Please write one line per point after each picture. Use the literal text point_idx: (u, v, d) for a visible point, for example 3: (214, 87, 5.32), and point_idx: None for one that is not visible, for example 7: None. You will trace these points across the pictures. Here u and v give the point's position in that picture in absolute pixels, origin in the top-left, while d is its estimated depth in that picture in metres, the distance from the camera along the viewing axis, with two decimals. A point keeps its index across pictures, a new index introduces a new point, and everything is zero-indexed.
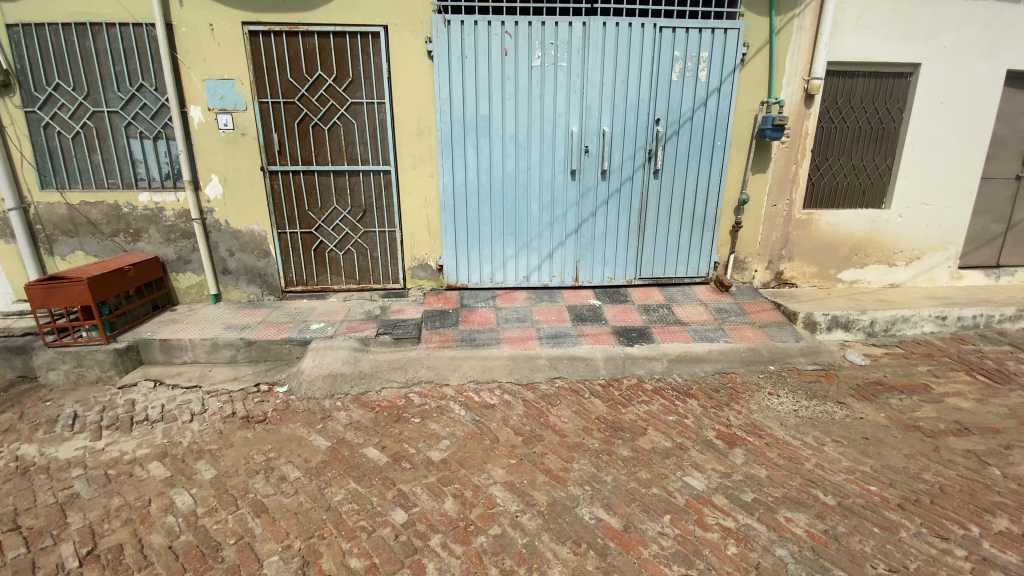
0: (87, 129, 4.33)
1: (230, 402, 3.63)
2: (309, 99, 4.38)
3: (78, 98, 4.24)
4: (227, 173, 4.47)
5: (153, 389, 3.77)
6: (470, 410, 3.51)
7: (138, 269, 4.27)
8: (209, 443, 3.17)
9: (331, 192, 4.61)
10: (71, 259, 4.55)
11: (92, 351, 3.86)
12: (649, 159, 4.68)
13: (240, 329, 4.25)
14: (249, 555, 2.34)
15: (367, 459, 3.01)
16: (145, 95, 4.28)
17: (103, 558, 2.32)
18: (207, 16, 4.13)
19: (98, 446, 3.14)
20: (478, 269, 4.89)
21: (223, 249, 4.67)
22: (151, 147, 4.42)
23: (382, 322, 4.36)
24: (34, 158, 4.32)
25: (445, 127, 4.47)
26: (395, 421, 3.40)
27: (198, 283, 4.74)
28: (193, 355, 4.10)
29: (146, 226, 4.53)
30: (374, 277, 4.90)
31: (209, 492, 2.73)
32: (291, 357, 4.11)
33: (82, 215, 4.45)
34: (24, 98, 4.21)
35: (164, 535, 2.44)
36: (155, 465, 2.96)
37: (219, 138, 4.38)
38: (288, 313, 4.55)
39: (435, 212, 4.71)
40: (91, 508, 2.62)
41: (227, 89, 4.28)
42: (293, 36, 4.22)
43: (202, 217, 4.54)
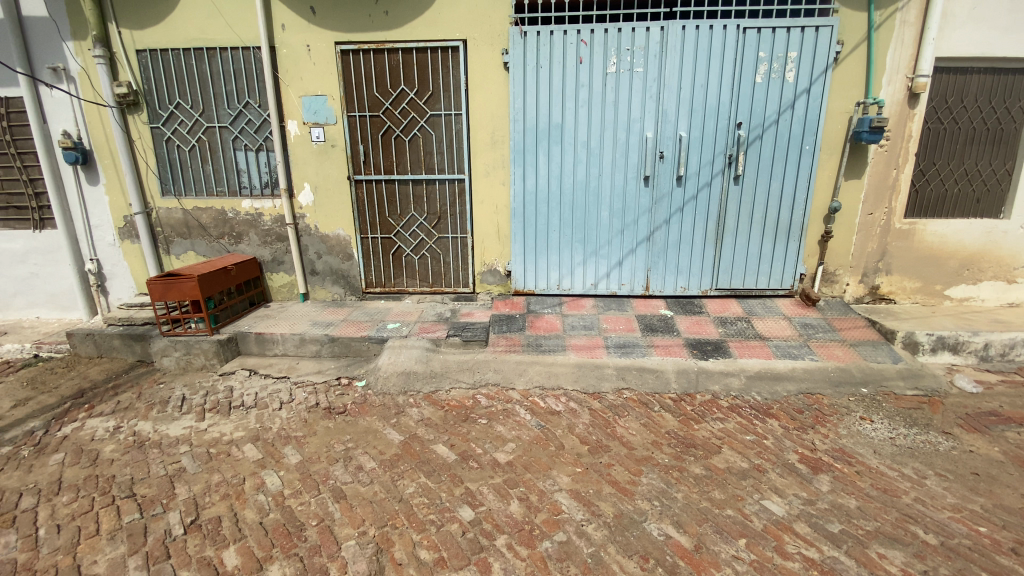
0: (201, 143, 4.84)
1: (314, 392, 3.90)
2: (392, 112, 4.64)
3: (194, 114, 4.76)
4: (317, 181, 4.82)
5: (248, 377, 4.14)
6: (536, 415, 3.52)
7: (239, 268, 4.72)
8: (295, 430, 3.42)
9: (409, 200, 4.85)
10: (184, 258, 5.12)
11: (198, 340, 4.31)
12: (729, 164, 4.50)
13: (325, 326, 4.56)
14: (329, 537, 2.49)
15: (437, 456, 3.11)
16: (250, 111, 4.73)
17: (204, 528, 2.56)
18: (305, 38, 4.50)
19: (201, 427, 3.49)
20: (545, 276, 4.92)
21: (313, 252, 5.04)
22: (254, 158, 4.86)
23: (452, 324, 4.49)
24: (157, 169, 4.91)
25: (518, 136, 4.56)
26: (463, 421, 3.49)
27: (289, 283, 5.14)
28: (283, 348, 4.45)
29: (247, 230, 4.99)
30: (446, 280, 5.08)
31: (295, 476, 2.95)
32: (369, 354, 4.34)
33: (195, 219, 4.99)
34: (150, 116, 4.79)
35: (256, 512, 2.66)
36: (249, 446, 3.24)
37: (312, 149, 4.75)
38: (367, 313, 4.82)
39: (505, 219, 4.81)
40: (194, 481, 2.91)
41: (320, 104, 4.63)
42: (380, 53, 4.51)
43: (295, 222, 4.92)
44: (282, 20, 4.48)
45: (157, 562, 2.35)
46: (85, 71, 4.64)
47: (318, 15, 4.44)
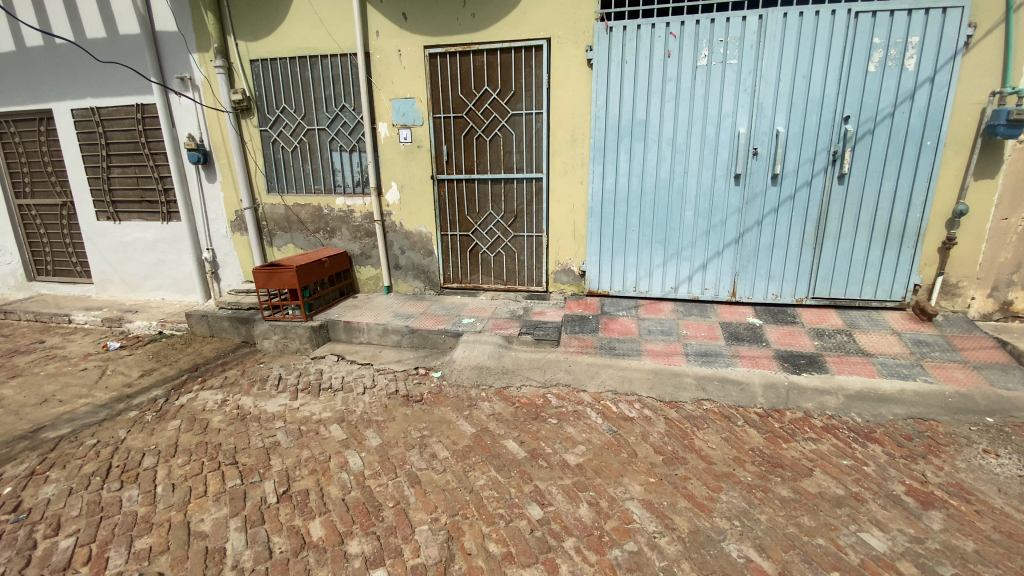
0: (302, 144, 5.25)
1: (394, 380, 4.10)
2: (475, 113, 4.75)
3: (297, 118, 5.17)
4: (403, 180, 5.06)
5: (336, 362, 4.44)
6: (607, 419, 3.45)
7: (332, 261, 5.07)
8: (376, 414, 3.62)
9: (488, 198, 4.94)
10: (285, 250, 5.59)
11: (294, 325, 4.68)
12: (833, 161, 4.13)
13: (405, 318, 4.77)
14: (404, 520, 2.60)
15: (507, 451, 3.15)
16: (346, 114, 5.05)
17: (294, 499, 2.78)
18: (397, 44, 4.72)
19: (294, 405, 3.79)
20: (621, 277, 4.81)
21: (397, 247, 5.29)
22: (348, 158, 5.18)
23: (525, 322, 4.51)
24: (264, 168, 5.38)
25: (599, 133, 4.48)
26: (534, 419, 3.50)
27: (374, 276, 5.44)
28: (368, 337, 4.71)
29: (340, 226, 5.34)
30: (520, 278, 5.11)
31: (375, 457, 3.11)
32: (445, 347, 4.48)
33: (295, 215, 5.42)
34: (260, 119, 5.26)
35: (339, 488, 2.85)
36: (335, 426, 3.47)
37: (400, 150, 4.98)
38: (444, 307, 4.98)
39: (582, 218, 4.76)
40: (287, 455, 3.17)
41: (408, 106, 4.84)
42: (465, 55, 4.63)
43: (382, 219, 5.20)
44: (376, 27, 4.73)
45: (253, 526, 2.58)
46: (207, 80, 5.20)
47: (409, 21, 4.64)
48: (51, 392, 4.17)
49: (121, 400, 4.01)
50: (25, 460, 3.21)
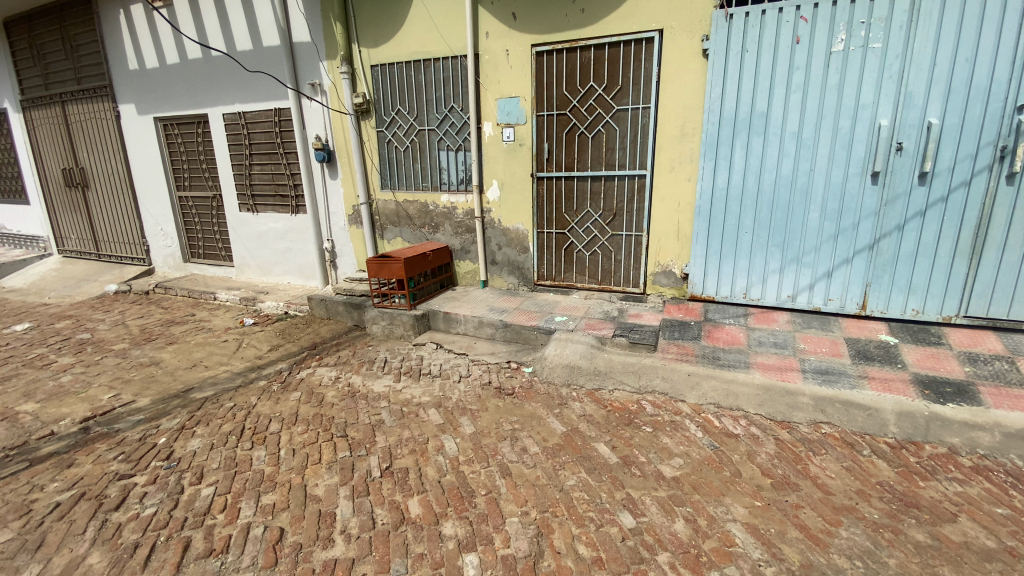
0: (413, 143, 5.55)
1: (487, 371, 4.21)
2: (579, 109, 4.71)
3: (410, 119, 5.48)
4: (504, 178, 5.16)
5: (435, 350, 4.66)
6: (708, 433, 3.26)
7: (435, 254, 5.32)
8: (471, 403, 3.74)
9: (586, 196, 4.88)
10: (393, 242, 5.97)
11: (398, 313, 4.99)
12: (1001, 158, 3.52)
13: (500, 312, 4.87)
14: (495, 509, 2.66)
15: (599, 454, 3.09)
16: (454, 114, 5.25)
17: (395, 475, 2.96)
18: (505, 44, 4.82)
19: (397, 387, 4.05)
20: (730, 281, 4.51)
21: (494, 243, 5.41)
22: (453, 157, 5.39)
23: (621, 324, 4.39)
24: (379, 166, 5.79)
25: (712, 128, 4.22)
26: (627, 425, 3.40)
27: (472, 270, 5.63)
28: (464, 328, 4.89)
29: (443, 221, 5.60)
30: (616, 279, 4.99)
31: (469, 445, 3.22)
32: (537, 343, 4.49)
33: (404, 210, 5.77)
34: (377, 121, 5.66)
35: (435, 470, 2.99)
36: (432, 411, 3.65)
37: (503, 148, 5.09)
38: (538, 304, 5.01)
39: (688, 217, 4.52)
40: (390, 433, 3.39)
41: (513, 104, 4.92)
42: (573, 51, 4.60)
43: (483, 215, 5.34)
44: (486, 28, 4.86)
45: (359, 496, 2.79)
46: (334, 85, 5.69)
47: (518, 20, 4.71)
48: (200, 359, 4.84)
49: (253, 370, 4.55)
50: (179, 416, 3.76)
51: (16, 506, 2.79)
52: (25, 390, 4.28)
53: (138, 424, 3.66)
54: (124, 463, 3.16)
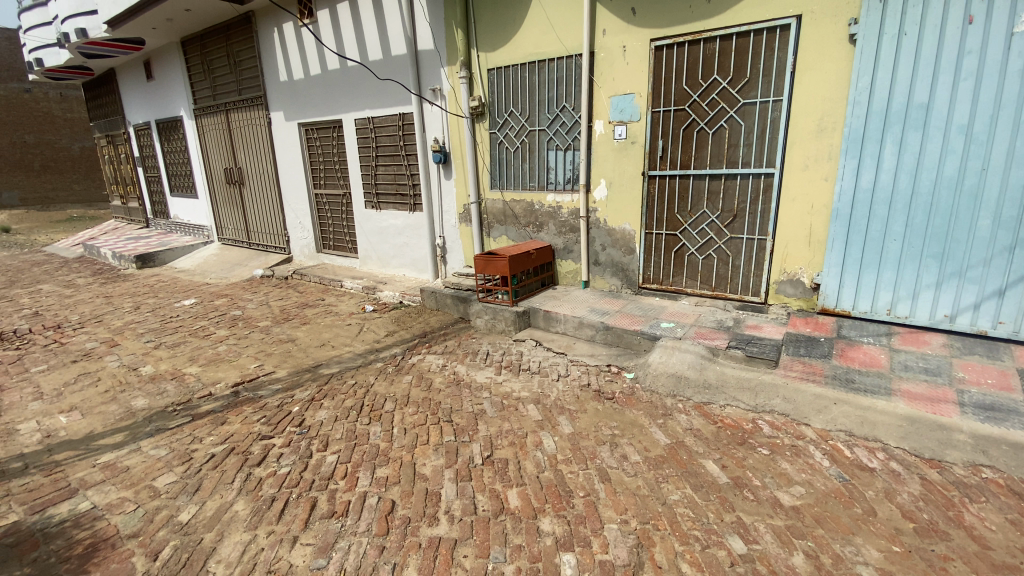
0: (523, 144, 5.66)
1: (587, 372, 4.17)
2: (700, 105, 4.47)
3: (522, 119, 5.59)
4: (613, 177, 5.05)
5: (534, 347, 4.72)
6: (835, 463, 2.92)
7: (539, 252, 5.38)
8: (570, 403, 3.73)
9: (702, 196, 4.62)
10: (499, 240, 6.15)
11: (501, 309, 5.13)
12: None
13: (602, 314, 4.79)
14: (593, 512, 2.64)
15: (706, 471, 2.92)
16: (565, 114, 5.26)
17: (495, 465, 3.05)
18: (622, 40, 4.72)
19: (498, 380, 4.17)
20: (870, 295, 4.00)
21: (599, 244, 5.32)
22: (562, 156, 5.40)
23: (735, 335, 4.10)
24: (490, 166, 5.98)
25: (856, 121, 3.77)
26: (739, 444, 3.17)
27: (574, 269, 5.60)
28: (564, 328, 4.88)
29: (548, 220, 5.63)
30: (731, 286, 4.66)
31: (567, 444, 3.22)
32: (640, 348, 4.35)
33: (511, 209, 5.91)
34: (490, 122, 5.85)
35: (534, 465, 3.03)
36: (532, 407, 3.70)
37: (614, 147, 4.98)
38: (642, 308, 4.85)
39: (822, 221, 4.09)
40: (491, 424, 3.50)
41: (627, 102, 4.81)
42: (695, 44, 4.38)
43: (588, 215, 5.28)
44: (604, 25, 4.80)
45: (463, 480, 2.92)
46: (452, 89, 6.00)
47: (638, 15, 4.59)
48: (327, 339, 5.39)
49: (370, 353, 4.96)
50: (310, 388, 4.23)
51: (184, 452, 3.31)
52: (193, 355, 5.07)
53: (276, 392, 4.17)
54: (265, 425, 3.62)
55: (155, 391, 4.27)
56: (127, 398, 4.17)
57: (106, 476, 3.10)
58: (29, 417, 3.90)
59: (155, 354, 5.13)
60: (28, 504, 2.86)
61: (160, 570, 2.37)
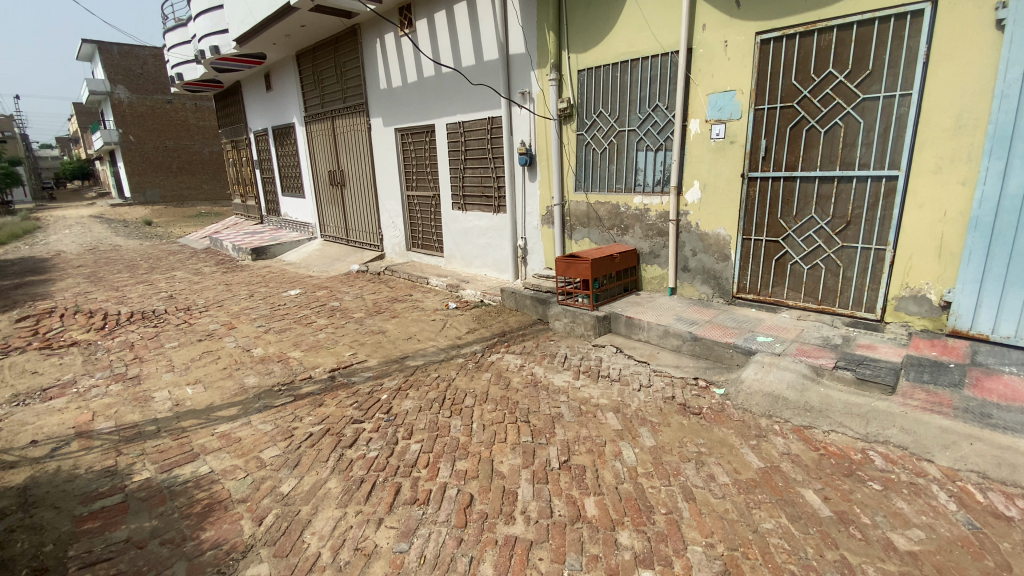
0: (611, 145, 5.54)
1: (671, 385, 3.99)
2: (811, 101, 4.12)
3: (611, 120, 5.48)
4: (708, 179, 4.79)
5: (615, 354, 4.60)
6: (965, 508, 2.54)
7: (623, 256, 5.25)
8: (652, 414, 3.59)
9: (810, 200, 4.26)
10: (581, 242, 6.07)
11: (582, 313, 5.06)
12: None
13: (689, 323, 4.56)
14: (676, 532, 2.51)
15: (805, 502, 2.67)
16: (658, 113, 5.08)
17: (572, 471, 3.01)
18: (724, 35, 4.46)
19: (577, 384, 4.12)
20: (1016, 317, 3.46)
21: (689, 249, 5.07)
22: (652, 157, 5.21)
23: (843, 355, 3.71)
24: (575, 167, 5.93)
25: (1004, 118, 3.28)
26: (845, 475, 2.86)
27: (660, 275, 5.39)
28: (648, 336, 4.71)
29: (634, 223, 5.47)
30: (840, 300, 4.24)
31: (649, 458, 3.10)
32: (732, 363, 4.09)
33: (595, 211, 5.82)
34: (578, 124, 5.80)
35: (613, 476, 2.94)
36: (611, 415, 3.61)
37: (710, 147, 4.72)
38: (735, 319, 4.56)
39: (955, 230, 3.59)
40: (569, 428, 3.46)
41: (727, 99, 4.54)
42: (808, 35, 4.05)
43: (678, 218, 5.06)
44: (704, 20, 4.57)
45: (539, 482, 2.91)
46: (542, 91, 6.02)
47: (743, 8, 4.32)
48: (413, 332, 5.65)
49: (452, 348, 5.12)
50: (397, 378, 4.45)
51: (286, 429, 3.62)
52: (295, 340, 5.54)
53: (367, 380, 4.44)
54: (356, 410, 3.87)
55: (264, 371, 4.73)
56: (240, 375, 4.65)
57: (222, 444, 3.47)
58: (164, 386, 4.48)
59: (264, 337, 5.67)
60: (160, 462, 3.28)
61: (263, 535, 2.60)
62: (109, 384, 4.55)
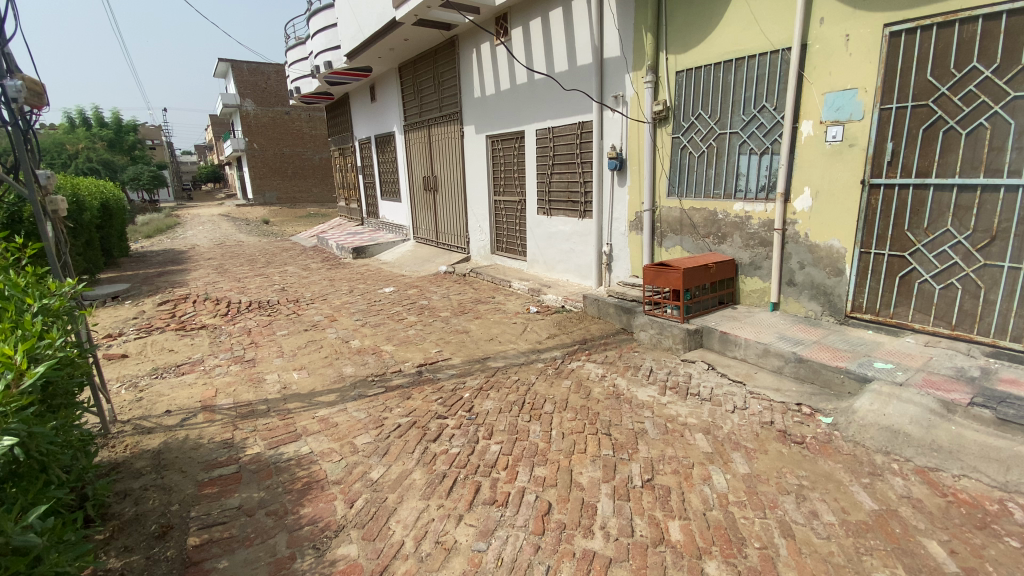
0: (710, 148, 5.26)
1: (770, 409, 3.68)
2: (949, 100, 3.64)
3: (710, 123, 5.21)
4: (821, 185, 4.38)
5: (706, 371, 4.34)
6: None
7: (718, 267, 4.95)
8: (747, 439, 3.34)
9: (947, 211, 3.75)
10: (672, 251, 5.81)
11: (671, 325, 4.84)
12: None
13: (793, 343, 4.18)
14: (771, 569, 2.30)
15: (930, 555, 2.33)
16: (764, 115, 4.73)
17: (656, 490, 2.87)
18: (845, 28, 4.07)
19: (662, 400, 3.93)
20: None
21: (795, 262, 4.67)
22: (756, 161, 4.87)
23: (984, 390, 3.21)
24: (669, 172, 5.69)
25: None
26: (983, 530, 2.46)
27: (760, 289, 5.02)
28: (744, 353, 4.39)
29: (733, 232, 5.14)
30: (979, 325, 3.71)
31: (741, 485, 2.88)
32: (842, 390, 3.70)
33: (689, 218, 5.56)
34: (674, 127, 5.58)
35: (701, 501, 2.77)
36: (700, 436, 3.40)
37: (824, 151, 4.32)
38: (847, 342, 4.11)
39: None
40: (653, 446, 3.31)
41: (847, 98, 4.13)
42: (948, 26, 3.59)
43: (784, 228, 4.68)
44: (821, 13, 4.20)
45: (620, 499, 2.82)
46: (636, 94, 5.87)
47: None
48: (495, 334, 5.75)
49: (533, 353, 5.14)
50: (480, 378, 4.55)
51: (377, 418, 3.84)
52: (387, 335, 5.88)
53: (451, 377, 4.58)
54: (441, 406, 4.00)
55: (358, 362, 5.06)
56: (338, 364, 5.01)
57: (321, 427, 3.75)
58: (274, 369, 4.95)
59: (360, 330, 6.08)
60: (268, 439, 3.61)
61: (353, 517, 2.76)
62: (229, 364, 5.12)
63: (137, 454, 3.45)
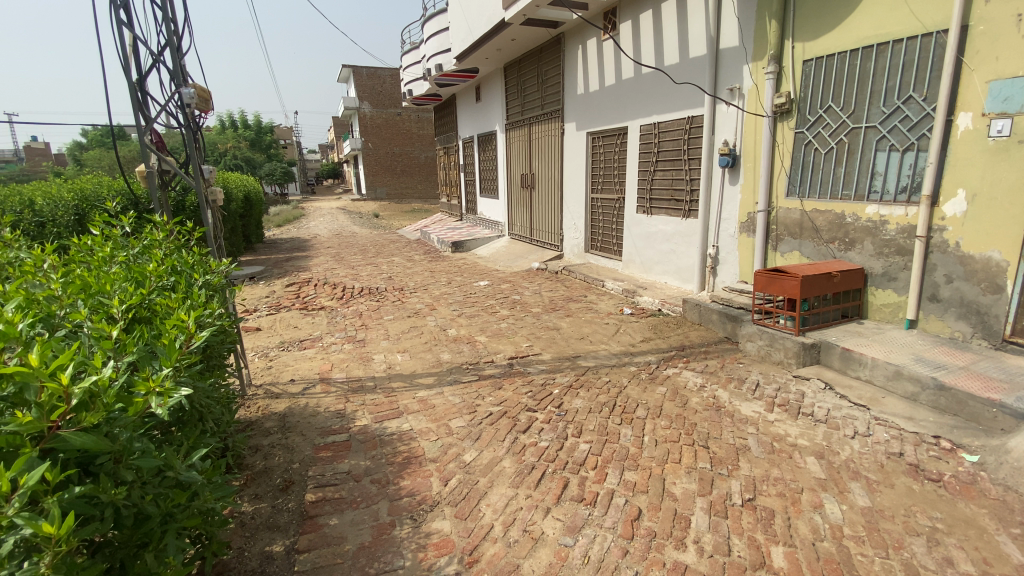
0: (841, 144, 4.75)
1: (899, 439, 3.26)
2: None
3: (841, 116, 4.70)
4: (979, 188, 3.78)
5: (822, 390, 3.95)
6: None
7: (844, 276, 4.47)
8: (868, 469, 2.99)
9: None
10: (788, 256, 5.35)
11: (783, 337, 4.47)
12: None
13: (933, 367, 3.66)
14: None
15: None
16: (910, 106, 4.17)
17: (757, 512, 2.68)
18: (1018, 6, 3.47)
19: (768, 417, 3.65)
20: None
21: (941, 274, 4.07)
22: (898, 159, 4.32)
23: None
24: (789, 170, 5.24)
25: None
26: None
27: (894, 303, 4.45)
28: (870, 374, 3.93)
29: (863, 238, 4.61)
30: None
31: (859, 519, 2.59)
32: (994, 426, 3.17)
33: (810, 220, 5.07)
34: (798, 121, 5.11)
35: (810, 529, 2.54)
36: (812, 460, 3.11)
37: (986, 148, 3.71)
38: (1005, 370, 3.51)
39: None
40: (756, 464, 3.09)
41: (1017, 87, 3.51)
42: None
43: (928, 235, 4.10)
44: None
45: (717, 515, 2.67)
46: (755, 86, 5.47)
47: None
48: (587, 333, 5.70)
49: (626, 355, 5.02)
50: (570, 375, 4.55)
51: (471, 404, 4.01)
52: (482, 326, 6.09)
53: (541, 372, 4.63)
54: (531, 399, 4.07)
55: (455, 350, 5.30)
56: (437, 351, 5.29)
57: (420, 408, 3.99)
58: (381, 350, 5.36)
59: (457, 320, 6.37)
60: (374, 414, 3.93)
61: (447, 494, 2.92)
62: (343, 343, 5.64)
63: (267, 416, 3.93)
